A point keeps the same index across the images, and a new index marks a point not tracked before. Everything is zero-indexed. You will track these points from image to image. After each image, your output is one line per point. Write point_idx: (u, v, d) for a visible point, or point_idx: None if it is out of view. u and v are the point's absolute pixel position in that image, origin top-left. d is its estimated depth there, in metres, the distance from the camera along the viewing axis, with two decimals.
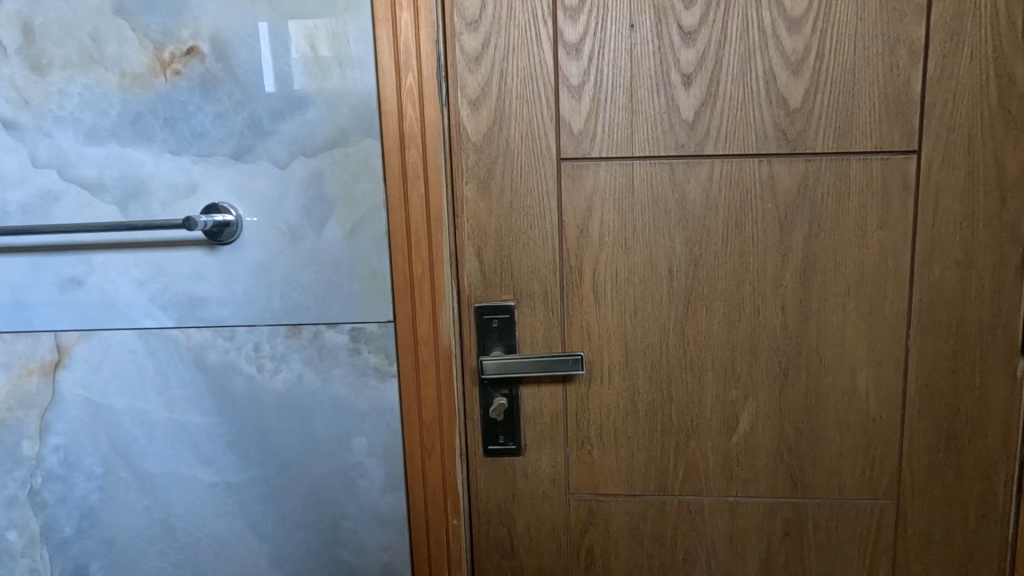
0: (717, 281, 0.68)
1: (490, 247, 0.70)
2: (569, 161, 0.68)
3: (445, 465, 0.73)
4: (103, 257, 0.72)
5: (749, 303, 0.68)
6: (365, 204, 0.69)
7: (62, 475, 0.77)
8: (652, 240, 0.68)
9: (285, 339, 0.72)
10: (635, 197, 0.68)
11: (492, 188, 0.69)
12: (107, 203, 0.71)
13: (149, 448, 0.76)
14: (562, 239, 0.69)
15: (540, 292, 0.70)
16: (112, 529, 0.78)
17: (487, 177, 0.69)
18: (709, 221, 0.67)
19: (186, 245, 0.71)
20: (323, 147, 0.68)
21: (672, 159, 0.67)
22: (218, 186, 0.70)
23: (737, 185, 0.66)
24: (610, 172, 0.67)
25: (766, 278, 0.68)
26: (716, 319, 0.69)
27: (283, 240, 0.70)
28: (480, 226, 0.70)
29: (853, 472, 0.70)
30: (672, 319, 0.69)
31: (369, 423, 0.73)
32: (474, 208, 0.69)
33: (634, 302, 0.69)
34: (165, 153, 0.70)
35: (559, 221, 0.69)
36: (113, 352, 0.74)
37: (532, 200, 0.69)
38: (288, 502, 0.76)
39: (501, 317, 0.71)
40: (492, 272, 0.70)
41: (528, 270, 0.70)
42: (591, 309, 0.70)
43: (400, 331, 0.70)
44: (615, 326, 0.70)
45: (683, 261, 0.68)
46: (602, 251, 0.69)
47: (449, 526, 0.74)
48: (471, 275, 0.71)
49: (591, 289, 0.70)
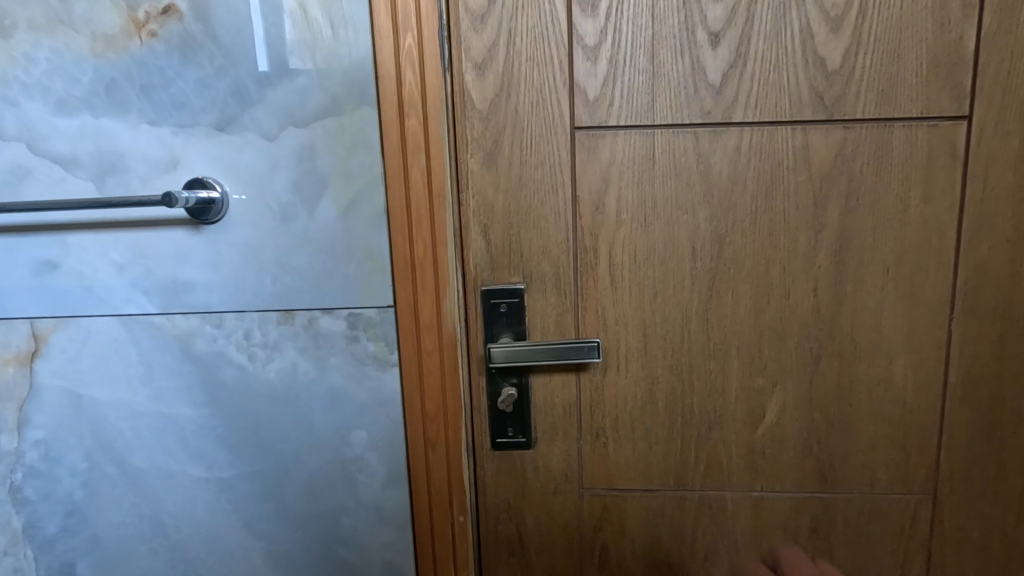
0: (744, 261, 0.63)
1: (497, 225, 0.64)
2: (583, 130, 0.62)
3: (450, 459, 0.68)
4: (80, 238, 0.67)
5: (778, 286, 0.63)
6: (362, 179, 0.63)
7: (44, 471, 0.73)
8: (674, 216, 0.63)
9: (278, 325, 0.67)
10: (655, 169, 0.62)
11: (500, 161, 0.63)
12: (81, 180, 0.65)
13: (135, 443, 0.71)
14: (576, 217, 0.63)
15: (551, 275, 0.65)
16: (99, 527, 0.74)
17: (494, 148, 0.63)
18: (737, 195, 0.62)
19: (169, 225, 0.66)
20: (315, 116, 0.63)
21: (697, 127, 0.61)
22: (201, 160, 0.64)
23: (768, 156, 0.61)
24: (628, 142, 0.62)
25: (797, 258, 0.62)
26: (742, 303, 0.64)
27: (273, 219, 0.65)
28: (487, 203, 0.64)
29: (887, 466, 0.65)
30: (694, 302, 0.64)
31: (368, 415, 0.68)
32: (480, 183, 0.64)
33: (654, 285, 0.64)
34: (143, 124, 0.64)
35: (572, 196, 0.63)
36: (93, 340, 0.69)
37: (543, 173, 0.63)
38: (283, 499, 0.71)
39: (510, 301, 0.66)
40: (500, 253, 0.65)
41: (539, 250, 0.65)
42: (607, 293, 0.65)
43: (400, 316, 0.65)
44: (633, 310, 0.65)
45: (707, 240, 0.63)
46: (619, 229, 0.63)
47: (455, 523, 0.70)
48: (477, 256, 0.66)
49: (607, 271, 0.64)
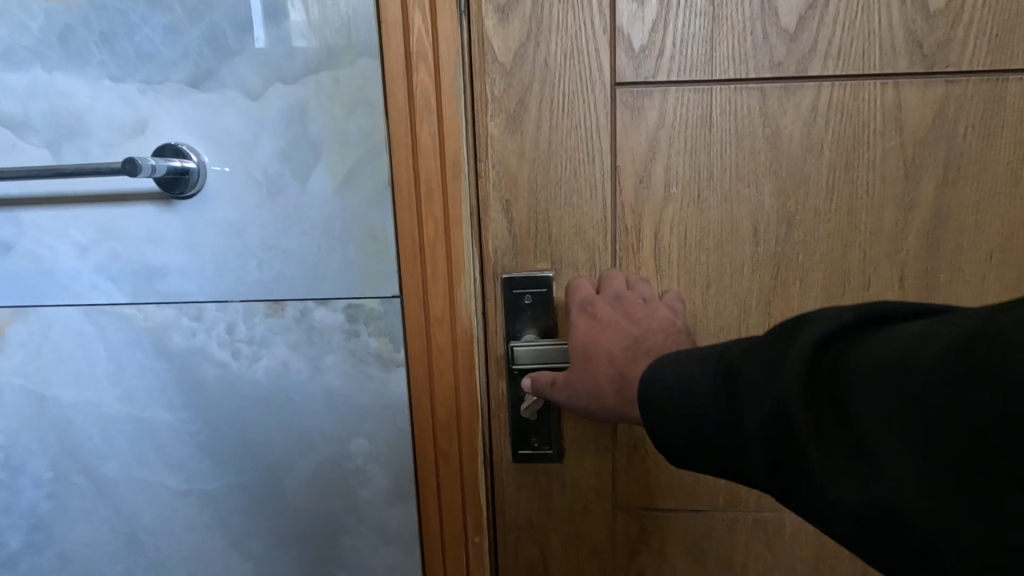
0: (816, 245, 0.53)
1: (522, 201, 0.55)
2: (627, 86, 0.52)
3: (464, 473, 0.59)
4: (37, 215, 0.58)
5: (856, 275, 0.53)
6: (362, 146, 0.53)
7: (5, 480, 0.64)
8: (734, 191, 0.52)
9: (265, 318, 0.58)
10: (713, 134, 0.52)
11: (526, 124, 0.53)
12: (35, 147, 0.56)
13: (105, 449, 0.63)
14: (616, 191, 0.54)
15: (585, 260, 0.55)
16: (67, 543, 0.65)
17: (519, 109, 0.53)
18: (811, 165, 0.51)
19: (139, 201, 0.56)
20: (306, 70, 0.53)
21: (764, 81, 0.50)
22: (173, 123, 0.55)
23: (850, 118, 0.50)
24: (681, 101, 0.51)
25: (880, 242, 0.52)
26: (811, 294, 0.54)
27: (258, 193, 0.55)
28: (510, 175, 0.54)
29: None
30: (754, 294, 0.54)
31: (371, 421, 0.59)
32: (502, 151, 0.54)
33: (707, 273, 0.54)
34: (104, 79, 0.54)
35: (612, 166, 0.53)
36: (55, 334, 0.60)
37: (577, 139, 0.53)
38: (274, 514, 0.63)
39: (536, 291, 0.56)
40: (525, 234, 0.55)
41: (571, 231, 0.55)
42: (651, 282, 0.55)
43: (408, 308, 0.55)
44: (681, 303, 0.55)
45: (773, 219, 0.53)
46: (668, 206, 0.53)
47: (469, 545, 0.61)
48: (498, 238, 0.56)
49: (652, 256, 0.54)
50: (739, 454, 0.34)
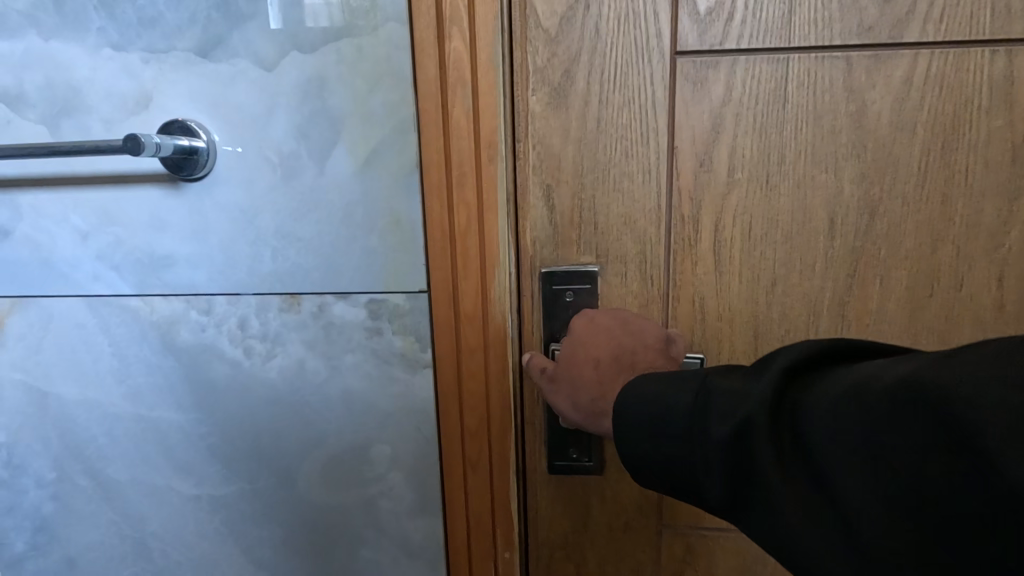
0: (902, 240, 0.46)
1: (565, 187, 0.49)
2: (689, 55, 0.45)
3: (494, 485, 0.54)
4: (35, 198, 0.53)
5: (947, 274, 0.47)
6: (387, 123, 0.48)
7: (7, 480, 0.61)
8: (809, 176, 0.46)
9: (280, 313, 0.53)
10: (788, 110, 0.45)
11: (572, 99, 0.47)
12: (31, 123, 0.51)
13: (111, 450, 0.59)
14: (673, 175, 0.47)
15: (635, 253, 0.49)
16: (73, 547, 0.62)
17: (565, 81, 0.47)
18: (900, 148, 0.45)
19: (144, 183, 0.52)
20: (325, 37, 0.47)
21: (851, 49, 0.44)
22: (179, 97, 0.49)
23: (951, 92, 0.43)
24: (752, 72, 0.45)
25: (977, 236, 0.46)
26: (894, 296, 0.47)
27: (272, 175, 0.50)
28: (552, 156, 0.48)
29: None
30: (827, 294, 0.48)
31: (394, 427, 0.54)
32: (544, 129, 0.48)
33: (774, 269, 0.48)
34: (104, 48, 0.49)
35: (669, 147, 0.47)
36: (56, 326, 0.56)
37: (630, 116, 0.47)
38: (289, 523, 0.58)
39: (579, 288, 0.50)
40: (567, 224, 0.49)
41: (620, 220, 0.49)
42: (709, 278, 0.49)
43: (436, 304, 0.50)
44: (742, 303, 0.49)
45: (853, 209, 0.46)
46: (731, 192, 0.47)
47: (499, 561, 0.56)
48: (537, 228, 0.50)
49: (711, 249, 0.48)
50: (698, 468, 0.36)
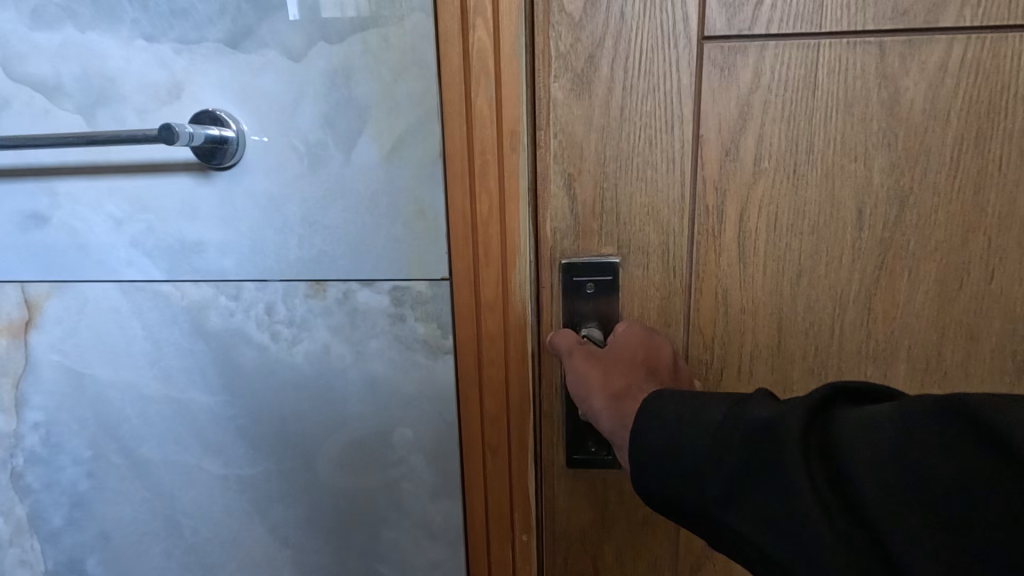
0: (931, 231, 0.47)
1: (587, 176, 0.49)
2: (716, 40, 0.45)
3: (513, 469, 0.55)
4: (71, 186, 0.55)
5: (977, 265, 0.47)
6: (412, 113, 0.49)
7: (45, 457, 0.63)
8: (839, 166, 0.46)
9: (305, 299, 0.54)
10: (817, 97, 0.45)
11: (596, 85, 0.47)
12: (68, 112, 0.53)
13: (143, 430, 0.61)
14: (699, 163, 0.48)
15: (658, 244, 0.50)
16: (107, 522, 0.65)
17: (589, 67, 0.47)
18: (933, 136, 0.45)
19: (174, 171, 0.53)
20: (352, 28, 0.48)
21: (883, 33, 0.44)
22: (209, 87, 0.51)
23: (986, 79, 0.44)
24: (780, 58, 0.45)
25: (1011, 228, 0.46)
26: (921, 289, 0.48)
27: (299, 164, 0.51)
28: (574, 145, 0.49)
29: None
30: (855, 286, 0.49)
31: (415, 411, 0.56)
32: (567, 117, 0.48)
33: (800, 262, 0.49)
34: (137, 40, 0.50)
35: (694, 135, 0.47)
36: (91, 310, 0.58)
37: (655, 103, 0.47)
38: (314, 503, 0.60)
39: (600, 279, 0.51)
40: (587, 214, 0.50)
41: (642, 210, 0.49)
42: (732, 270, 0.50)
43: (457, 292, 0.51)
44: (767, 294, 0.50)
45: (882, 199, 0.47)
46: (757, 182, 0.47)
47: (516, 543, 0.57)
48: (558, 219, 0.50)
49: (735, 241, 0.49)
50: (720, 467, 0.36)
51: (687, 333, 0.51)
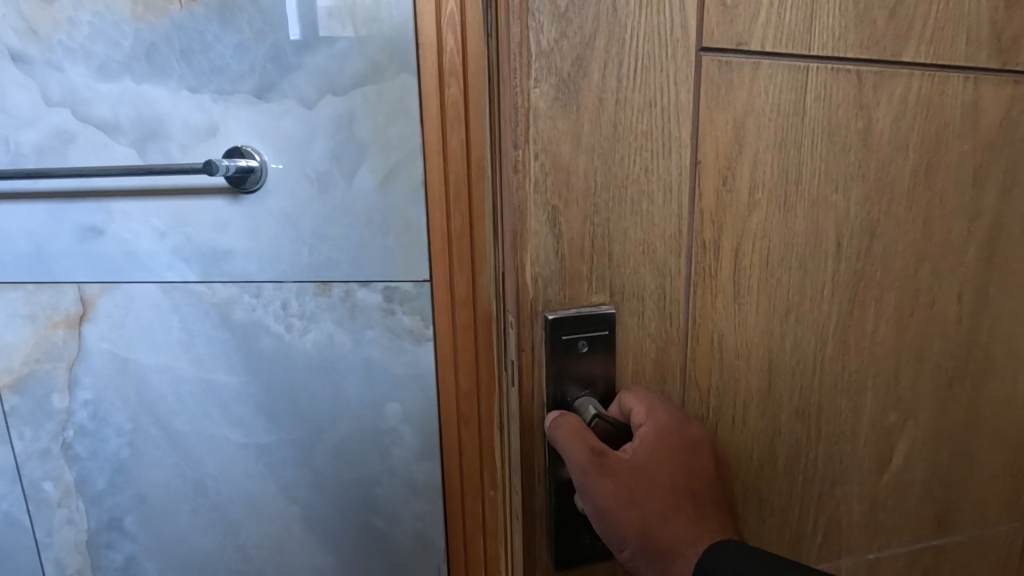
0: (894, 257, 0.53)
1: (575, 209, 0.43)
2: (715, 53, 0.43)
3: (481, 435, 0.69)
4: (123, 205, 0.68)
5: (925, 289, 0.55)
6: (401, 149, 0.62)
7: (93, 430, 0.76)
8: (822, 196, 0.49)
9: (315, 297, 0.67)
10: (805, 123, 0.47)
11: (585, 95, 0.41)
12: (123, 146, 0.66)
13: (177, 406, 0.73)
14: (695, 195, 0.46)
15: (654, 289, 0.47)
16: (144, 485, 0.77)
17: (577, 72, 0.41)
18: (894, 167, 0.51)
19: (209, 194, 0.66)
20: (354, 84, 0.61)
21: (863, 62, 0.47)
22: (240, 127, 0.64)
23: (933, 115, 0.50)
24: (772, 80, 0.45)
25: (948, 251, 0.54)
26: (884, 317, 0.54)
27: (310, 190, 0.64)
28: (560, 169, 0.42)
29: (1000, 498, 0.64)
30: (832, 319, 0.53)
31: (402, 388, 0.69)
32: (550, 132, 0.41)
33: (787, 301, 0.51)
34: (182, 90, 0.63)
35: (692, 162, 0.45)
36: (137, 306, 0.71)
37: (650, 122, 0.43)
38: (319, 467, 0.73)
39: (592, 335, 0.46)
40: (563, 245, 0.44)
41: (637, 249, 0.45)
42: (728, 315, 0.49)
43: (437, 291, 0.65)
44: (758, 334, 0.51)
45: (856, 231, 0.51)
46: (752, 215, 0.47)
47: (485, 496, 0.71)
48: (539, 262, 0.44)
49: (731, 279, 0.48)
50: None
51: (683, 390, 0.50)
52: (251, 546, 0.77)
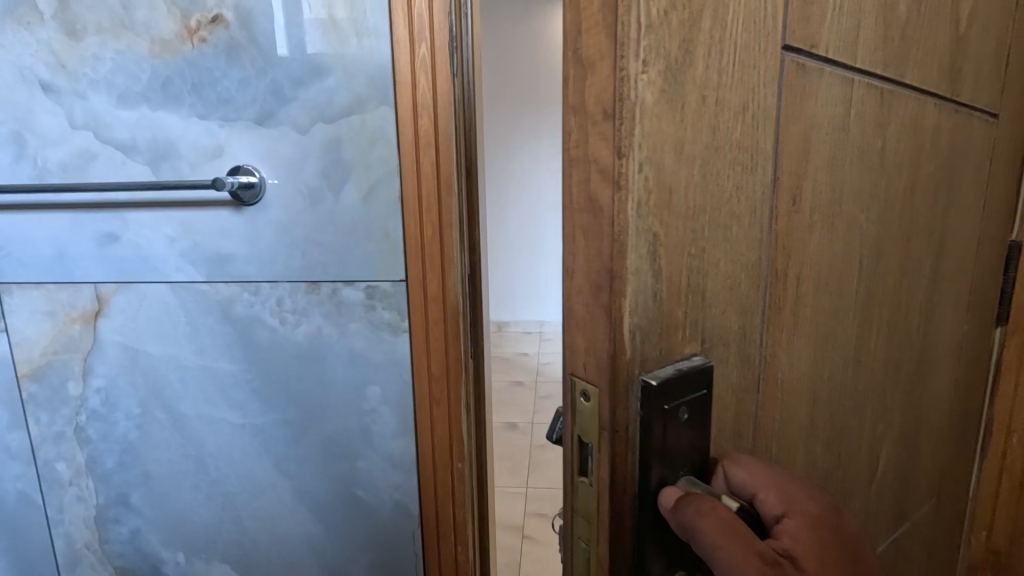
0: (882, 266, 0.49)
1: (673, 235, 0.32)
2: (795, 52, 0.35)
3: (451, 415, 0.80)
4: (137, 215, 0.77)
5: (900, 298, 0.53)
6: (381, 168, 0.73)
7: (104, 414, 0.85)
8: (845, 210, 0.43)
9: (306, 294, 0.78)
10: (848, 140, 0.41)
11: (688, 89, 0.31)
12: (139, 163, 0.76)
13: (182, 392, 0.83)
14: (773, 216, 0.37)
15: (737, 330, 0.38)
16: (150, 463, 0.86)
17: (683, 59, 0.30)
18: (891, 180, 0.47)
19: (213, 206, 0.76)
20: (341, 113, 0.72)
21: (884, 82, 0.43)
22: (242, 148, 0.74)
23: (911, 132, 0.48)
24: (832, 89, 0.39)
25: (914, 259, 0.53)
26: (873, 329, 0.51)
27: (303, 202, 0.75)
28: (664, 187, 0.31)
29: (926, 488, 0.66)
30: (843, 335, 0.47)
31: (382, 373, 0.79)
32: (654, 136, 0.30)
33: (819, 323, 0.44)
34: (192, 117, 0.74)
35: (773, 177, 0.36)
36: (147, 303, 0.81)
37: (744, 130, 0.34)
38: (308, 445, 0.83)
39: (691, 400, 0.35)
40: (659, 294, 0.33)
41: (726, 285, 0.36)
42: (787, 350, 0.42)
43: (411, 289, 0.76)
44: (807, 367, 0.44)
45: (863, 242, 0.46)
46: (812, 237, 0.41)
47: (454, 469, 0.82)
48: (639, 311, 0.32)
49: (794, 310, 0.41)
50: None
51: (754, 441, 0.41)
52: (245, 517, 0.87)
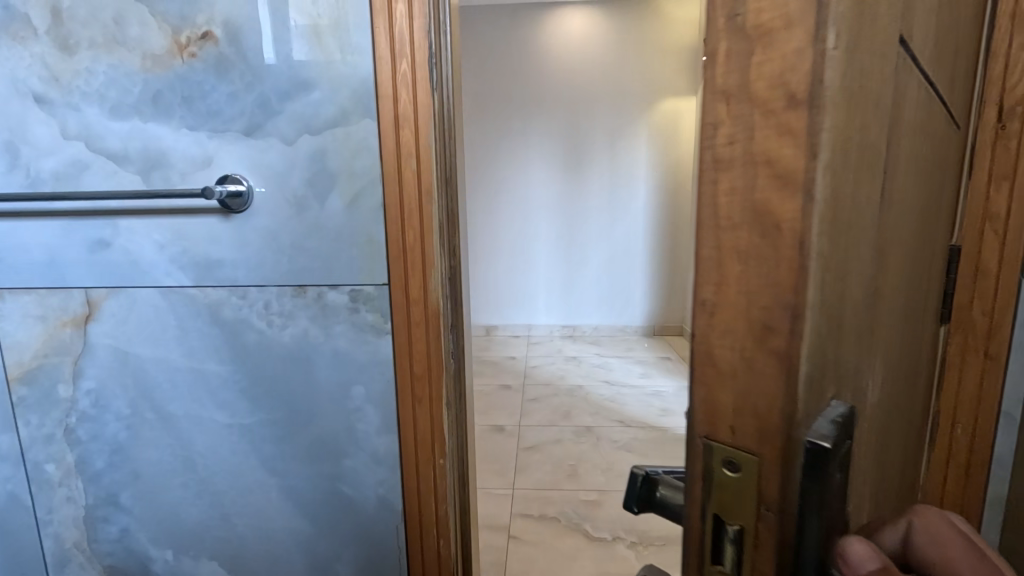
0: (914, 279, 0.42)
1: (838, 252, 0.25)
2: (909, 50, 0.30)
3: (433, 412, 0.83)
4: (128, 222, 0.80)
5: (916, 313, 0.46)
6: (365, 177, 0.77)
7: (94, 415, 0.87)
8: (903, 214, 0.35)
9: (292, 298, 0.81)
10: (918, 138, 0.35)
11: (862, 68, 0.24)
12: (130, 173, 0.79)
13: (171, 393, 0.86)
14: (881, 233, 0.31)
15: (858, 366, 0.31)
16: (140, 463, 0.88)
17: (863, 26, 0.23)
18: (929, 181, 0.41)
19: (203, 213, 0.79)
20: (327, 126, 0.76)
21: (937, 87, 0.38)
22: (231, 158, 0.78)
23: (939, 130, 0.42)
24: (918, 87, 0.33)
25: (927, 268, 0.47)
26: (904, 351, 0.43)
27: (290, 210, 0.79)
28: (838, 194, 0.24)
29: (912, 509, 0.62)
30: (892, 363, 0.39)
31: (367, 373, 0.83)
32: (837, 132, 0.23)
33: (882, 351, 0.36)
34: (183, 128, 0.77)
35: (886, 188, 0.30)
36: (137, 307, 0.83)
37: (879, 129, 0.28)
38: (295, 443, 0.86)
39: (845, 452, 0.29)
40: (826, 332, 0.26)
41: (856, 309, 0.29)
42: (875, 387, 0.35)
43: (394, 292, 0.80)
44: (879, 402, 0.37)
45: (908, 254, 0.39)
46: (893, 256, 0.35)
47: (436, 465, 0.85)
48: (812, 356, 0.25)
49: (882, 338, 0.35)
50: None
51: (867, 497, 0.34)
52: (233, 515, 0.90)
